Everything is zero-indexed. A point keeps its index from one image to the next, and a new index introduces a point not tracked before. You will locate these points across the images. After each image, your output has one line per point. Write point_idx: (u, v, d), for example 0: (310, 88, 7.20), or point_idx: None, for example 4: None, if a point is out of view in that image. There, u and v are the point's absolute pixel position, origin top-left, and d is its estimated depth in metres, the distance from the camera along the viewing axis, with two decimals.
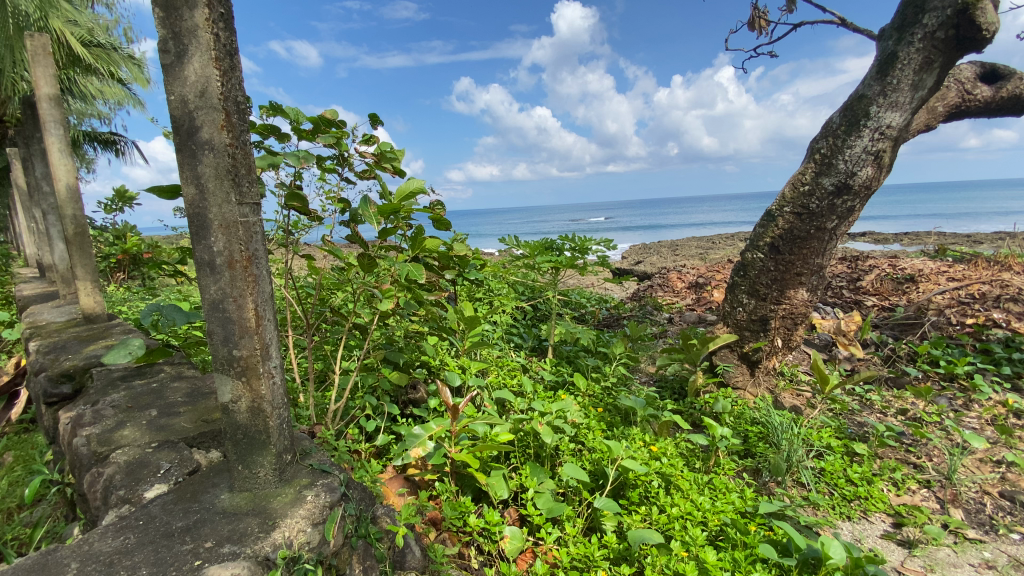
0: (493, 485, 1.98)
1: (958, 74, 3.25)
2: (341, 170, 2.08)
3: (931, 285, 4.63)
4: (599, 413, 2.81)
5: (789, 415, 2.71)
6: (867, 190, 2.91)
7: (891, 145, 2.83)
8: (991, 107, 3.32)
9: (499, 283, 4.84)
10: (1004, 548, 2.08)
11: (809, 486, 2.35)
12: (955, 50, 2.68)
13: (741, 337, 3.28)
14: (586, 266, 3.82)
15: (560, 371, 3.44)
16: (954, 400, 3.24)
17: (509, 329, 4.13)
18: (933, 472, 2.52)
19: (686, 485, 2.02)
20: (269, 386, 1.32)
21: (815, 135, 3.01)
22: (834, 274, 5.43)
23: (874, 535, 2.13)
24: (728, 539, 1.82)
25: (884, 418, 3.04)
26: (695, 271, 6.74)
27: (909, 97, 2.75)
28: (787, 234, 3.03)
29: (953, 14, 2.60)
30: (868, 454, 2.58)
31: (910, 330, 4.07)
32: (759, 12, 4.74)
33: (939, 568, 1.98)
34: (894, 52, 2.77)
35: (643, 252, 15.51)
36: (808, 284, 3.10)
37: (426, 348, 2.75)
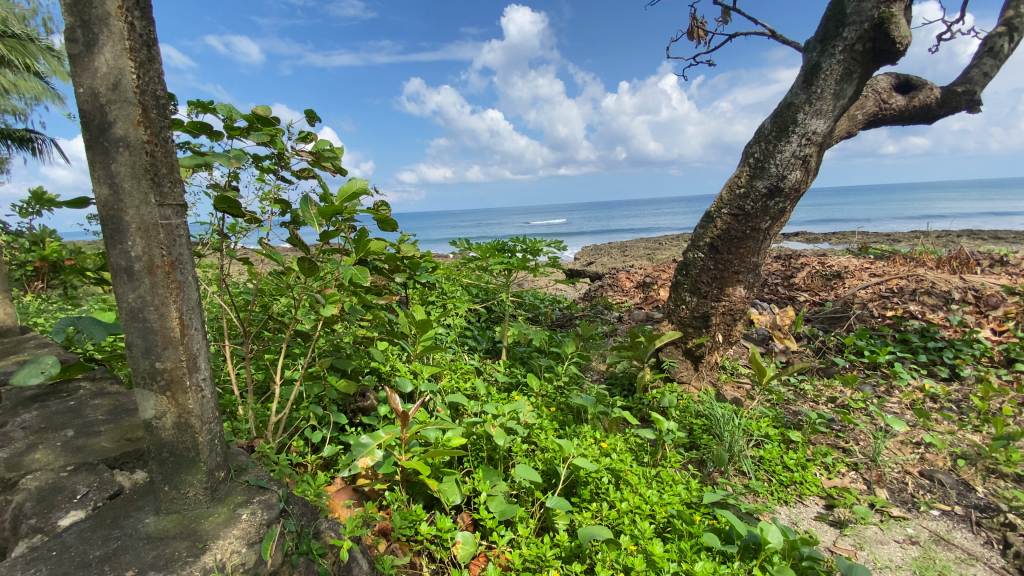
0: (444, 491, 1.94)
1: (876, 84, 3.52)
2: (279, 170, 2.00)
3: (856, 280, 4.99)
4: (551, 412, 2.83)
5: (731, 408, 2.83)
6: (796, 192, 3.09)
7: (816, 150, 3.02)
8: (904, 114, 3.61)
9: (452, 285, 4.80)
10: (925, 524, 2.25)
11: (749, 474, 2.47)
12: (873, 61, 2.89)
13: (685, 333, 3.39)
14: (538, 267, 3.85)
15: (513, 372, 3.44)
16: (877, 387, 3.50)
17: (463, 332, 4.11)
18: (860, 455, 2.71)
19: (635, 480, 2.06)
20: (197, 400, 1.24)
21: (749, 140, 3.16)
22: (770, 271, 5.74)
23: (808, 517, 2.27)
24: (674, 530, 1.86)
25: (816, 406, 3.24)
26: (643, 271, 6.95)
27: (832, 105, 2.95)
28: (725, 234, 3.17)
29: (870, 28, 2.81)
30: (802, 441, 2.74)
31: (838, 323, 4.36)
32: (698, 22, 4.96)
33: (867, 545, 2.11)
34: (818, 62, 2.96)
35: (593, 253, 15.77)
36: (745, 282, 3.26)
37: (375, 354, 2.69)
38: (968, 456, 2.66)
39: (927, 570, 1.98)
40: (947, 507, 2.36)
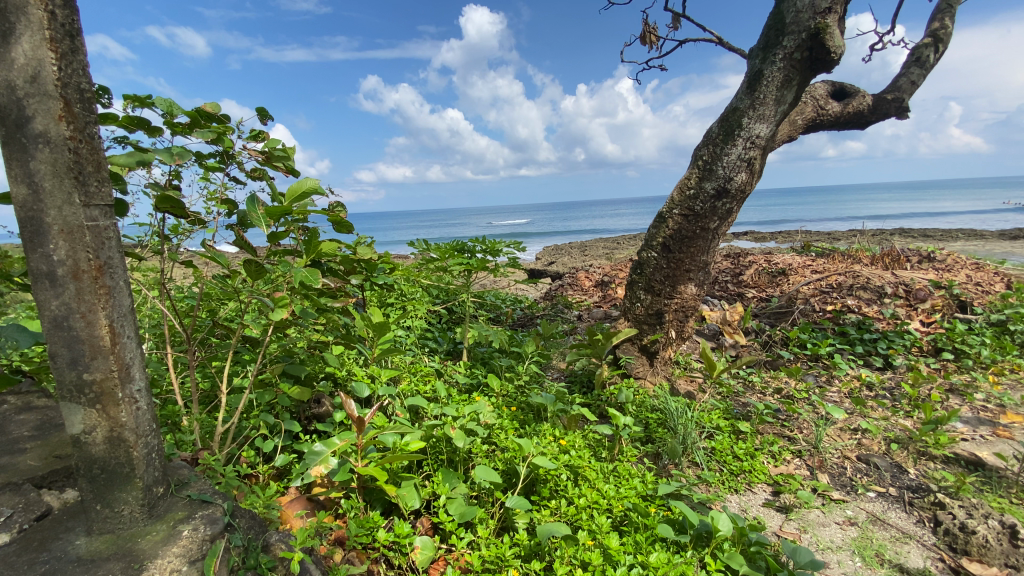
0: (403, 496, 1.91)
1: (815, 91, 3.71)
2: (225, 169, 1.91)
3: (799, 277, 5.25)
4: (512, 412, 2.83)
5: (685, 401, 2.92)
6: (742, 193, 3.22)
7: (760, 153, 3.16)
8: (840, 120, 3.83)
9: (412, 287, 4.74)
10: (862, 505, 2.39)
11: (702, 465, 2.56)
12: (810, 69, 3.05)
13: (640, 330, 3.48)
14: (498, 267, 3.85)
15: (474, 373, 3.42)
16: (819, 377, 3.71)
17: (423, 334, 4.07)
18: (803, 442, 2.85)
19: (593, 476, 2.10)
20: (131, 412, 1.18)
21: (698, 143, 3.28)
22: (721, 269, 5.97)
23: (757, 504, 2.37)
24: (630, 523, 1.90)
25: (764, 397, 3.39)
26: (602, 270, 7.07)
27: (773, 110, 3.09)
28: (677, 234, 3.28)
29: (807, 38, 2.96)
30: (751, 431, 2.86)
31: (783, 317, 4.58)
32: (650, 27, 5.09)
33: (810, 528, 2.23)
34: (761, 69, 3.09)
35: (554, 253, 15.85)
36: (696, 280, 3.38)
37: (330, 359, 2.62)
38: (900, 440, 2.84)
39: (865, 549, 2.10)
40: (882, 488, 2.51)
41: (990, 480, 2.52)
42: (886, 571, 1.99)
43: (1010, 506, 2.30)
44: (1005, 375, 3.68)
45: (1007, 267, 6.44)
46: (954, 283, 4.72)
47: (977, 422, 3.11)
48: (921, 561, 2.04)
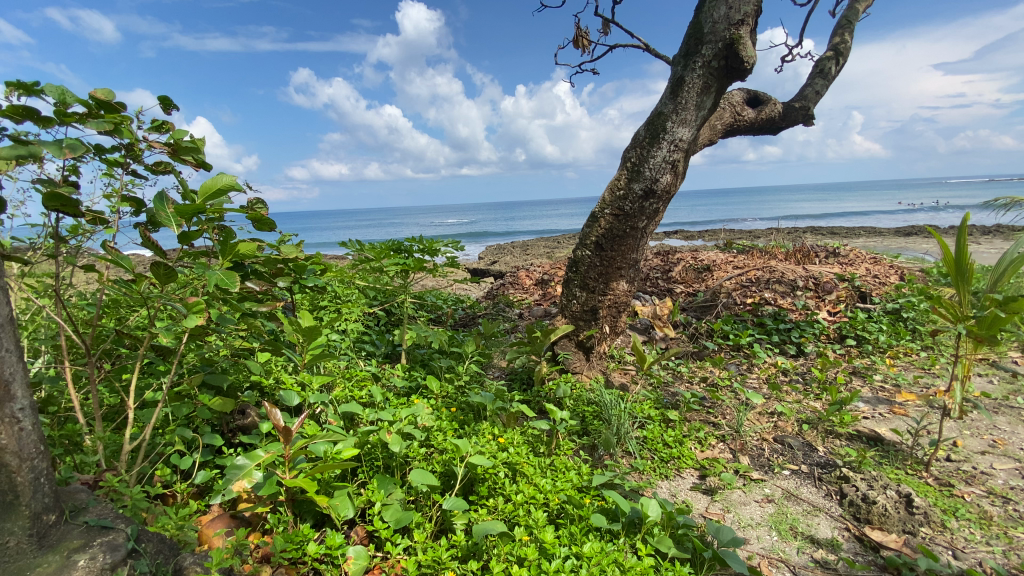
0: (336, 506, 1.85)
1: (732, 98, 3.97)
2: (128, 163, 1.76)
3: (722, 272, 5.59)
4: (451, 413, 2.80)
5: (618, 393, 3.02)
6: (668, 194, 3.38)
7: (683, 155, 3.33)
8: (754, 126, 4.12)
9: (347, 288, 4.59)
10: (779, 483, 2.58)
11: (635, 454, 2.66)
12: (726, 77, 3.25)
13: (577, 327, 3.57)
14: (436, 267, 3.81)
15: (412, 376, 3.36)
16: (741, 365, 3.98)
17: (359, 337, 3.95)
18: (727, 427, 3.03)
19: (530, 471, 2.12)
20: (12, 433, 1.11)
21: (626, 145, 3.41)
22: (653, 266, 6.23)
23: (685, 488, 2.51)
24: (565, 515, 1.94)
25: (691, 385, 3.59)
26: (541, 268, 7.17)
27: (694, 115, 3.26)
28: (608, 233, 3.40)
29: (723, 47, 3.15)
30: (680, 419, 3.01)
31: (708, 310, 4.86)
32: (582, 31, 5.22)
33: (732, 507, 2.38)
34: (682, 75, 3.25)
35: (495, 253, 15.89)
36: (627, 276, 3.52)
37: (254, 367, 2.47)
38: (810, 420, 3.10)
39: (781, 523, 2.27)
40: (796, 466, 2.72)
41: (886, 453, 2.80)
42: (798, 543, 2.16)
43: (904, 476, 2.56)
44: (898, 358, 4.11)
45: (899, 261, 7.19)
46: (855, 275, 5.21)
47: (876, 401, 3.45)
48: (829, 531, 2.23)
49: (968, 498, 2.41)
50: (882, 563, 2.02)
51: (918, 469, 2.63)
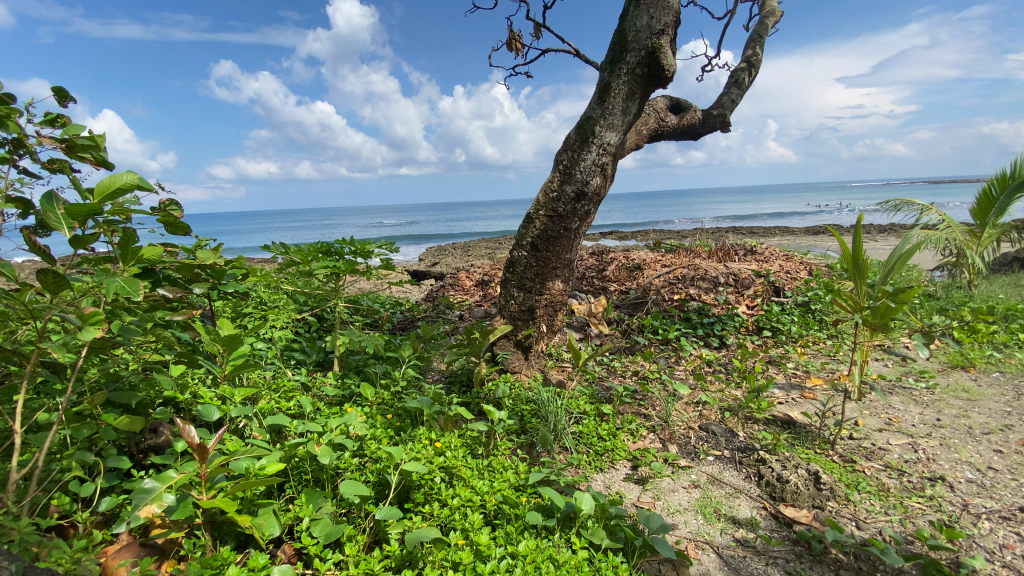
0: (260, 525, 1.74)
1: (656, 104, 4.15)
2: (13, 159, 1.57)
3: (652, 270, 5.85)
4: (386, 420, 2.72)
5: (555, 390, 3.08)
6: (598, 196, 3.48)
7: (612, 159, 3.44)
8: (677, 131, 4.34)
9: (275, 294, 4.35)
10: (704, 468, 2.73)
11: (571, 449, 2.72)
12: (650, 84, 3.38)
13: (515, 326, 3.60)
14: (369, 269, 3.70)
15: (345, 383, 3.24)
16: (669, 358, 4.18)
17: (288, 344, 3.76)
18: (656, 418, 3.17)
19: (467, 474, 2.11)
20: None
21: (558, 148, 3.49)
22: (588, 265, 6.40)
23: (618, 480, 2.60)
24: (502, 514, 1.95)
25: (624, 379, 3.73)
26: (481, 269, 7.17)
27: (621, 120, 3.38)
28: (543, 234, 3.46)
29: (646, 56, 3.27)
30: (613, 412, 3.11)
31: (639, 307, 5.07)
32: (515, 34, 5.28)
33: (662, 494, 2.49)
34: (609, 81, 3.36)
35: (435, 254, 15.69)
36: (562, 276, 3.60)
37: (167, 381, 2.28)
38: (731, 408, 3.30)
39: (705, 507, 2.41)
40: (719, 452, 2.88)
41: (798, 435, 3.03)
42: (721, 524, 2.29)
43: (813, 455, 2.80)
44: (808, 346, 4.48)
45: (808, 258, 7.86)
46: (770, 271, 5.62)
47: (789, 386, 3.74)
48: (749, 511, 2.39)
49: (867, 472, 2.66)
50: (794, 537, 2.19)
51: (825, 448, 2.88)
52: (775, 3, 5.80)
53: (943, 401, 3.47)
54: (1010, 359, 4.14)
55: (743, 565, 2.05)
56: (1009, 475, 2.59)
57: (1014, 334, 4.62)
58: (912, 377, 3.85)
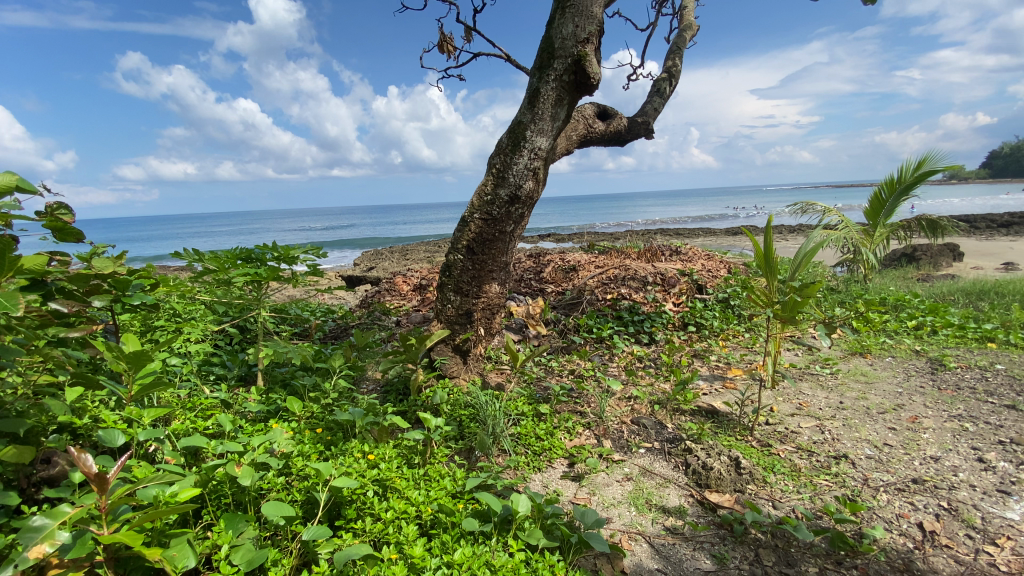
0: (173, 557, 1.60)
1: (584, 111, 4.27)
2: None
3: (586, 271, 6.01)
4: (316, 434, 2.60)
5: (492, 393, 3.08)
6: (531, 200, 3.53)
7: (543, 163, 3.50)
8: (604, 137, 4.49)
9: (191, 304, 4.04)
10: (637, 461, 2.83)
11: (509, 451, 2.73)
12: (576, 91, 3.46)
13: (452, 331, 3.55)
14: (295, 276, 3.52)
15: (270, 398, 3.05)
16: (604, 356, 4.31)
17: (205, 358, 3.49)
18: (592, 415, 3.26)
19: (402, 485, 2.05)
20: None
21: (490, 152, 3.50)
22: (525, 268, 6.47)
23: (555, 478, 2.64)
24: (438, 524, 1.92)
25: (560, 378, 3.80)
26: (418, 274, 7.05)
27: (551, 125, 3.45)
28: (478, 237, 3.46)
29: (572, 63, 3.35)
30: (550, 412, 3.16)
31: (575, 308, 5.18)
32: (446, 36, 5.24)
33: (597, 489, 2.56)
34: (537, 87, 3.42)
35: (371, 259, 15.26)
36: (499, 279, 3.62)
37: (60, 405, 2.04)
38: (660, 401, 3.46)
39: (638, 498, 2.50)
40: (650, 444, 3.00)
41: (721, 423, 3.22)
42: (652, 514, 2.39)
43: (734, 442, 2.99)
44: (729, 340, 4.79)
45: (728, 257, 8.40)
46: (694, 270, 5.96)
47: (713, 378, 3.98)
48: (678, 499, 2.50)
49: (781, 454, 2.88)
50: (718, 521, 2.32)
51: (745, 434, 3.08)
52: (692, 18, 6.17)
53: (845, 385, 3.82)
54: (899, 345, 4.64)
55: (673, 552, 2.14)
56: (900, 450, 2.90)
57: (901, 321, 5.19)
58: (819, 365, 4.22)
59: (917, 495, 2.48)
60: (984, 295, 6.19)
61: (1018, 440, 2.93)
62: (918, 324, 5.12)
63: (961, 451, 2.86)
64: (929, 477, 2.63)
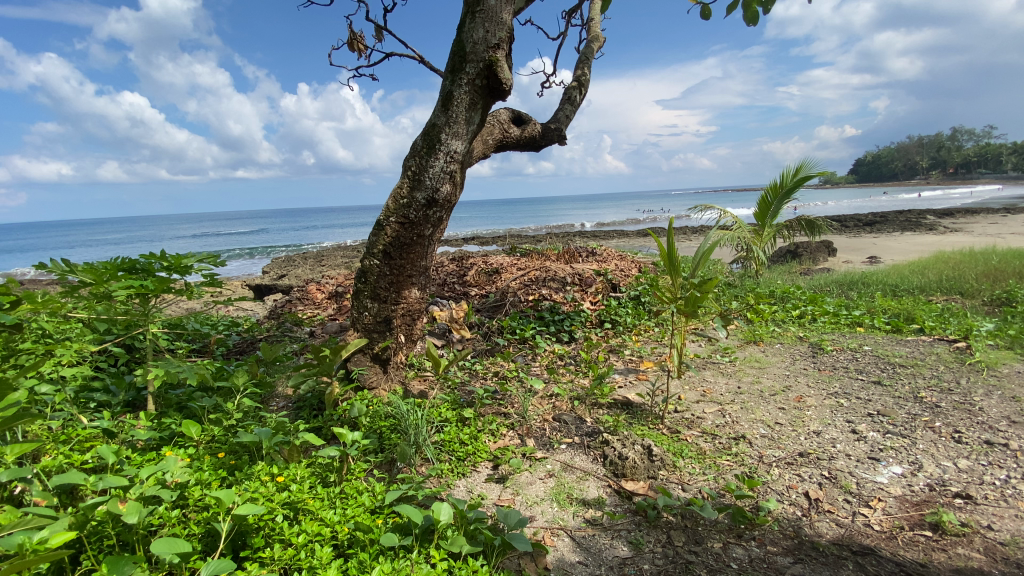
0: None
1: (499, 116, 4.31)
2: None
3: (508, 273, 6.07)
4: (218, 460, 2.39)
5: (414, 402, 3.01)
6: (449, 203, 3.50)
7: (459, 166, 3.48)
8: (519, 142, 4.56)
9: (65, 323, 3.56)
10: (558, 457, 2.90)
11: (432, 460, 2.69)
12: (489, 95, 3.48)
13: (371, 339, 3.43)
14: (189, 287, 3.22)
15: (163, 424, 2.76)
16: (527, 356, 4.38)
17: (83, 384, 3.09)
18: (515, 415, 3.29)
19: (315, 506, 1.95)
20: None
21: (405, 155, 3.43)
22: (448, 272, 6.40)
23: (479, 482, 2.63)
24: (356, 542, 1.84)
25: (484, 381, 3.80)
26: (334, 280, 6.74)
27: (465, 128, 3.44)
28: (395, 241, 3.37)
29: (484, 68, 3.36)
30: (474, 416, 3.15)
31: (499, 309, 5.21)
32: (356, 35, 5.07)
33: (521, 489, 2.59)
34: (451, 90, 3.40)
35: (284, 266, 14.40)
36: (418, 284, 3.55)
37: None
38: (580, 397, 3.58)
39: (559, 494, 2.56)
40: (571, 439, 3.09)
41: (635, 414, 3.39)
42: (573, 508, 2.46)
43: (647, 431, 3.16)
44: (641, 335, 5.07)
45: (640, 257, 8.90)
46: (609, 270, 6.23)
47: (628, 371, 4.18)
48: (597, 491, 2.60)
49: (689, 439, 3.08)
50: (634, 508, 2.43)
51: (657, 423, 3.27)
52: (599, 30, 6.45)
53: (742, 371, 4.18)
54: (786, 332, 5.17)
55: (593, 543, 2.22)
56: (789, 427, 3.22)
57: (787, 311, 5.78)
58: (720, 354, 4.59)
59: (804, 467, 2.77)
60: (853, 285, 7.06)
61: (882, 411, 3.37)
62: (801, 313, 5.73)
63: (838, 425, 3.24)
64: (814, 450, 2.95)
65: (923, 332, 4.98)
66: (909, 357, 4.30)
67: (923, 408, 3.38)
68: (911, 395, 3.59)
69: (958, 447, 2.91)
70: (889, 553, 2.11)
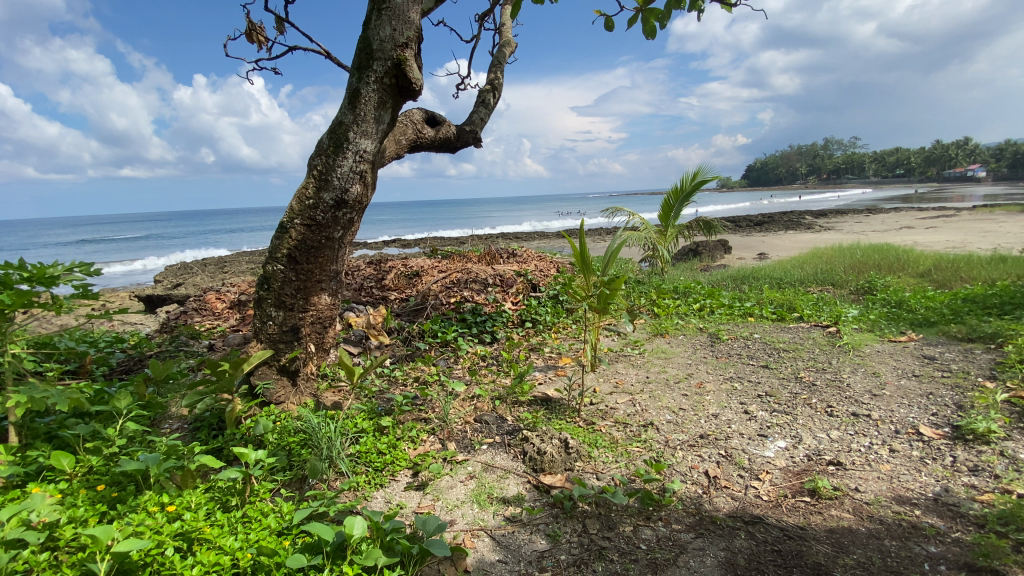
0: None
1: (412, 116, 4.23)
2: None
3: (429, 275, 5.98)
4: (97, 493, 2.13)
5: (326, 414, 2.87)
6: (360, 204, 3.38)
7: (370, 167, 3.37)
8: (433, 144, 4.52)
9: None
10: (479, 458, 2.91)
11: (347, 473, 2.58)
12: (399, 95, 3.41)
13: (277, 350, 3.24)
14: (58, 301, 2.83)
15: (27, 457, 2.41)
16: (449, 359, 4.35)
17: None
18: (435, 420, 3.26)
19: (212, 534, 1.80)
20: None
21: (310, 154, 3.27)
22: (365, 276, 6.18)
23: (398, 491, 2.57)
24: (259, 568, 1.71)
25: (404, 388, 3.72)
26: (236, 288, 6.25)
27: (374, 127, 3.34)
28: (301, 244, 3.20)
29: (392, 66, 3.28)
30: (392, 424, 3.07)
31: (419, 313, 5.13)
32: (255, 26, 4.75)
33: (441, 494, 2.57)
34: (358, 88, 3.29)
35: (180, 274, 13.13)
36: (329, 289, 3.40)
37: None
38: (501, 396, 3.61)
39: (480, 495, 2.57)
40: (491, 439, 3.11)
41: (554, 410, 3.49)
42: (493, 507, 2.48)
43: (565, 425, 3.26)
44: (560, 332, 5.22)
45: (558, 257, 9.16)
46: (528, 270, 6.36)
47: (547, 368, 4.29)
48: (516, 488, 2.64)
49: (603, 430, 3.23)
50: (552, 501, 2.50)
51: (574, 417, 3.38)
52: (511, 35, 6.56)
53: (651, 362, 4.46)
54: (689, 324, 5.57)
55: (512, 540, 2.25)
56: (692, 412, 3.48)
57: (690, 305, 6.23)
58: (630, 347, 4.84)
59: (704, 448, 3.00)
60: (746, 279, 7.77)
61: (770, 392, 3.74)
62: (702, 306, 6.21)
63: (733, 407, 3.55)
64: (713, 431, 3.20)
65: (802, 319, 5.59)
66: (791, 342, 4.81)
67: (803, 388, 3.80)
68: (794, 376, 4.01)
69: (831, 420, 3.30)
70: (775, 520, 2.35)
